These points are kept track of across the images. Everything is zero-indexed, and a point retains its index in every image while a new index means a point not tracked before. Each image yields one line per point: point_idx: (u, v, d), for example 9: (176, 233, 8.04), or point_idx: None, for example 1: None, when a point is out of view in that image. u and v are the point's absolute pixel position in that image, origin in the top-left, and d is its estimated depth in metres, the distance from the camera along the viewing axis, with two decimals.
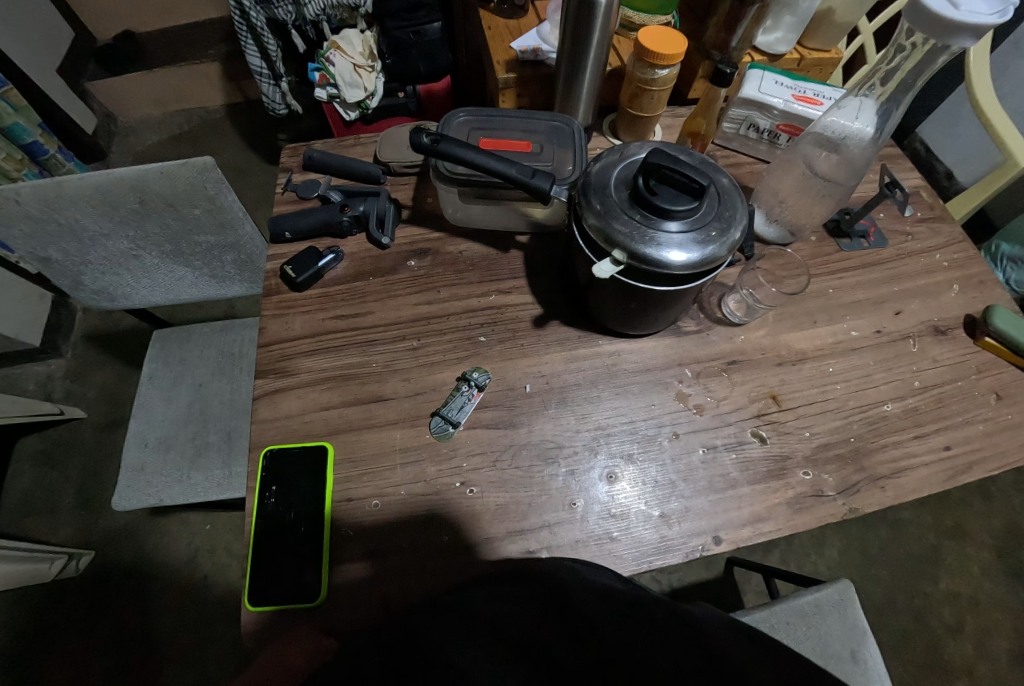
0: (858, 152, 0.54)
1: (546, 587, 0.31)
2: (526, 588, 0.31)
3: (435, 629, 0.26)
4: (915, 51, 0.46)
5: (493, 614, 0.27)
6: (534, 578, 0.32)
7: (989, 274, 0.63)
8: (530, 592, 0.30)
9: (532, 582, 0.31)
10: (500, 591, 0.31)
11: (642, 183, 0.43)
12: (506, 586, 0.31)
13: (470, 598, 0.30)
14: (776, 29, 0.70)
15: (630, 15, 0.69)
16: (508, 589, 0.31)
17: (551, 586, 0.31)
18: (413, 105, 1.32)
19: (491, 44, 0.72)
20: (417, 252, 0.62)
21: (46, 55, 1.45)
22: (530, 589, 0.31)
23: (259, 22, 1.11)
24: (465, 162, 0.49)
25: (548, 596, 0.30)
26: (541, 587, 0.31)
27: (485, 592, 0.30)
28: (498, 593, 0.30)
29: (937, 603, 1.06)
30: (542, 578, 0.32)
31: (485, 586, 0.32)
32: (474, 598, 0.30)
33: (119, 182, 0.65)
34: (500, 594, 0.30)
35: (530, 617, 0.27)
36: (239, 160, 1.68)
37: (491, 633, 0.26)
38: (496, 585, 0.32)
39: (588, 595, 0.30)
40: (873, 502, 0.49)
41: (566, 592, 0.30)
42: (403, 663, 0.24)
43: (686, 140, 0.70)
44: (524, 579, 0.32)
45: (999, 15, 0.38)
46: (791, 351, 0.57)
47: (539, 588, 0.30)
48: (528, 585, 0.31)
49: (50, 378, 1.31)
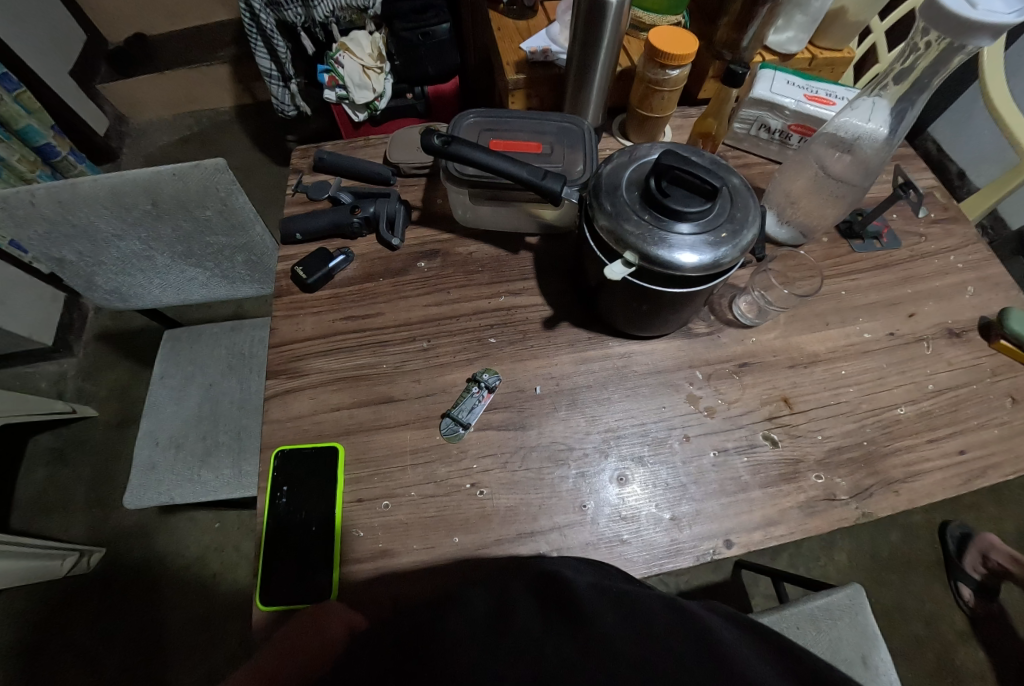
0: (871, 153, 0.53)
1: (548, 587, 0.31)
2: (529, 586, 0.31)
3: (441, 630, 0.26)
4: (929, 50, 0.45)
5: (495, 611, 0.28)
6: (537, 577, 0.32)
7: (1005, 276, 0.62)
8: (533, 591, 0.31)
9: (535, 581, 0.32)
10: (505, 589, 0.31)
11: (654, 184, 0.43)
12: (510, 584, 0.31)
13: (473, 596, 0.30)
14: (787, 29, 0.69)
15: (640, 15, 0.69)
16: (512, 588, 0.31)
17: (552, 586, 0.31)
18: (421, 107, 1.33)
19: (501, 45, 0.72)
20: (427, 253, 0.63)
21: (58, 58, 1.47)
22: (532, 588, 0.31)
23: (268, 25, 1.12)
24: (476, 163, 0.49)
25: (551, 594, 0.30)
26: (544, 586, 0.31)
27: (489, 590, 0.31)
28: (503, 591, 0.30)
29: (950, 608, 1.05)
30: (545, 577, 0.32)
31: (489, 583, 0.32)
32: (478, 595, 0.30)
33: (133, 184, 0.66)
34: (504, 593, 0.30)
35: (532, 617, 0.27)
36: (248, 161, 1.70)
37: (494, 632, 0.26)
38: (499, 584, 0.32)
39: (590, 592, 0.30)
40: (887, 507, 0.48)
41: (568, 589, 0.30)
42: (406, 661, 0.25)
43: (697, 140, 0.69)
44: (527, 578, 0.32)
45: (1018, 15, 0.37)
46: (803, 353, 0.57)
47: (541, 587, 0.31)
48: (531, 584, 0.31)
49: (62, 377, 1.33)
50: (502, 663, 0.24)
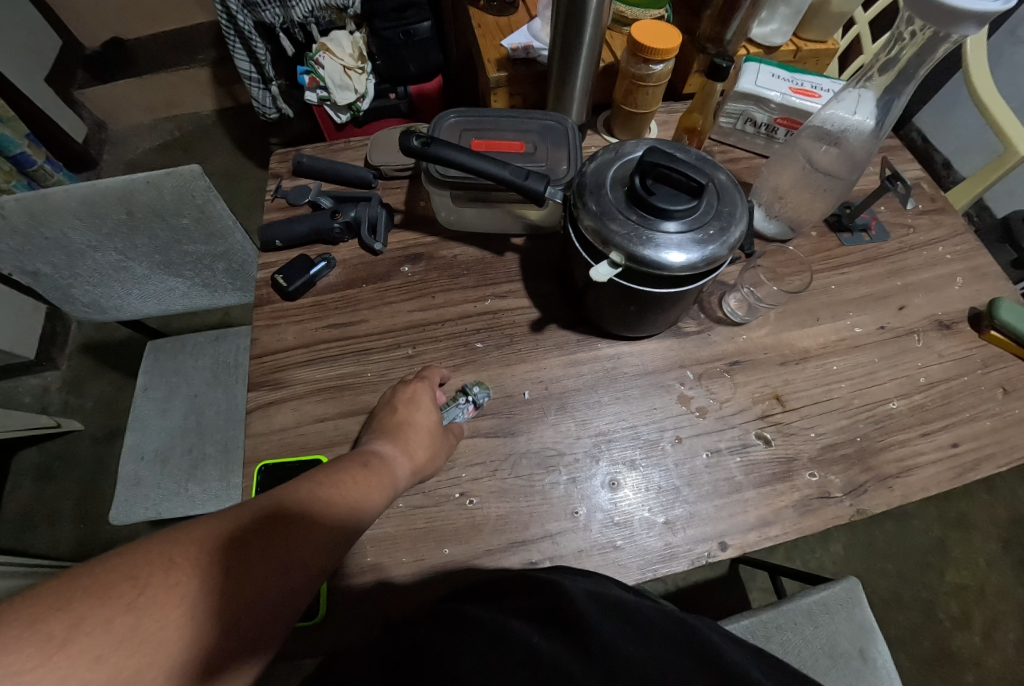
0: (858, 146, 0.53)
1: (545, 596, 0.30)
2: (527, 600, 0.31)
3: (432, 641, 0.26)
4: (915, 39, 0.45)
5: (491, 620, 0.27)
6: (534, 590, 0.32)
7: (993, 266, 0.62)
8: (530, 605, 0.30)
9: (533, 594, 0.31)
10: (501, 604, 0.30)
11: (639, 183, 0.42)
12: (510, 600, 0.31)
13: (469, 609, 0.29)
14: (771, 21, 0.68)
15: (622, 10, 0.68)
16: (509, 603, 0.30)
17: (549, 595, 0.30)
18: (404, 106, 1.31)
19: (481, 43, 0.71)
20: (411, 257, 0.61)
21: (32, 65, 1.44)
22: (530, 602, 0.30)
23: (246, 25, 1.09)
24: (456, 164, 0.48)
25: (550, 604, 0.29)
26: (540, 597, 0.30)
27: (487, 604, 0.30)
28: (501, 606, 0.30)
29: (944, 595, 1.06)
30: (542, 587, 0.32)
31: (486, 598, 0.32)
32: (475, 608, 0.29)
33: (106, 193, 0.64)
34: (502, 607, 0.30)
35: (529, 627, 0.27)
36: (232, 166, 1.67)
37: (491, 637, 0.25)
38: (497, 599, 0.31)
39: (587, 600, 0.30)
40: (882, 502, 0.48)
41: (565, 598, 0.30)
42: (400, 672, 0.24)
43: (683, 136, 0.68)
44: (525, 590, 0.32)
45: (1004, 2, 0.37)
46: (793, 350, 0.56)
47: (539, 600, 0.30)
48: (528, 599, 0.31)
49: (46, 390, 1.30)
50: (498, 659, 0.23)
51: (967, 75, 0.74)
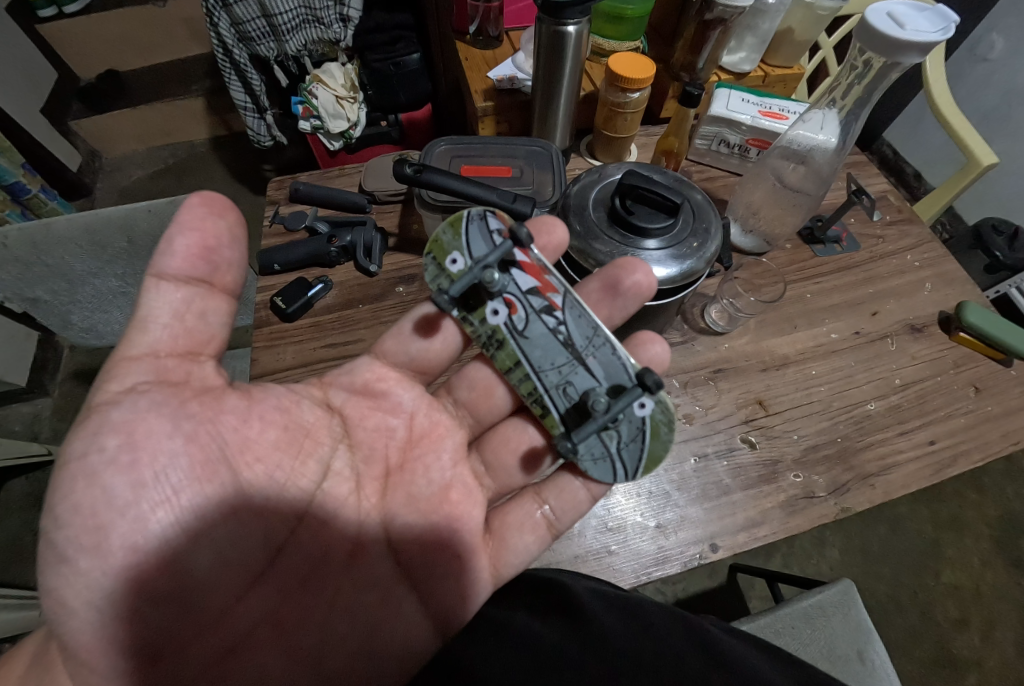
0: (823, 163, 0.57)
1: (552, 595, 0.34)
2: (541, 601, 0.35)
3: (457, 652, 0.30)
4: (868, 68, 0.49)
5: (508, 625, 0.31)
6: (544, 592, 0.35)
7: (960, 272, 0.65)
8: (542, 606, 0.34)
9: (543, 597, 0.35)
10: (516, 612, 0.34)
11: (619, 204, 0.45)
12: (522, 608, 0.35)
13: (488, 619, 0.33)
14: (739, 49, 0.73)
15: (599, 42, 0.72)
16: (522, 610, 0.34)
17: (557, 593, 0.34)
18: (395, 133, 1.34)
19: (469, 75, 0.75)
20: (405, 278, 0.64)
21: (31, 98, 1.48)
22: (542, 604, 0.34)
23: (242, 59, 1.14)
24: (447, 190, 0.51)
25: (556, 601, 0.33)
26: (551, 596, 0.34)
27: (502, 615, 0.34)
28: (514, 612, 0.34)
29: (941, 597, 1.07)
30: (552, 588, 0.35)
31: (505, 607, 0.36)
32: (492, 619, 0.33)
33: (108, 222, 0.66)
34: (515, 615, 0.33)
35: (536, 624, 0.31)
36: (226, 191, 1.70)
37: (506, 637, 0.30)
38: (512, 609, 0.35)
39: (590, 596, 0.33)
40: (864, 500, 0.50)
41: (571, 594, 0.33)
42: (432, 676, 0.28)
43: (661, 158, 0.71)
44: (536, 595, 0.36)
45: (942, 33, 0.41)
46: (774, 356, 0.59)
47: (549, 598, 0.34)
48: (539, 603, 0.34)
49: (37, 418, 1.29)
50: (510, 648, 0.28)
51: (930, 94, 0.79)
